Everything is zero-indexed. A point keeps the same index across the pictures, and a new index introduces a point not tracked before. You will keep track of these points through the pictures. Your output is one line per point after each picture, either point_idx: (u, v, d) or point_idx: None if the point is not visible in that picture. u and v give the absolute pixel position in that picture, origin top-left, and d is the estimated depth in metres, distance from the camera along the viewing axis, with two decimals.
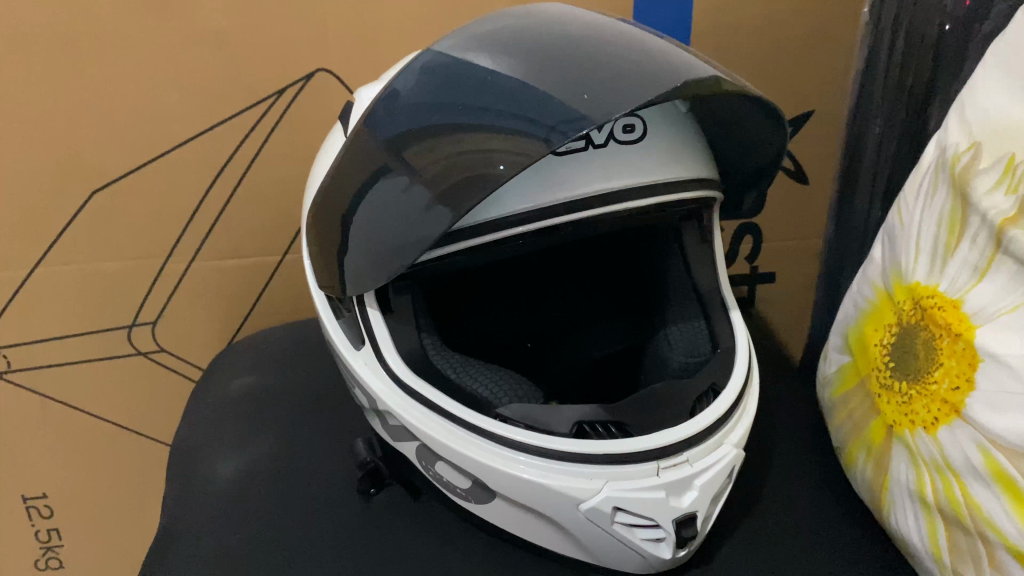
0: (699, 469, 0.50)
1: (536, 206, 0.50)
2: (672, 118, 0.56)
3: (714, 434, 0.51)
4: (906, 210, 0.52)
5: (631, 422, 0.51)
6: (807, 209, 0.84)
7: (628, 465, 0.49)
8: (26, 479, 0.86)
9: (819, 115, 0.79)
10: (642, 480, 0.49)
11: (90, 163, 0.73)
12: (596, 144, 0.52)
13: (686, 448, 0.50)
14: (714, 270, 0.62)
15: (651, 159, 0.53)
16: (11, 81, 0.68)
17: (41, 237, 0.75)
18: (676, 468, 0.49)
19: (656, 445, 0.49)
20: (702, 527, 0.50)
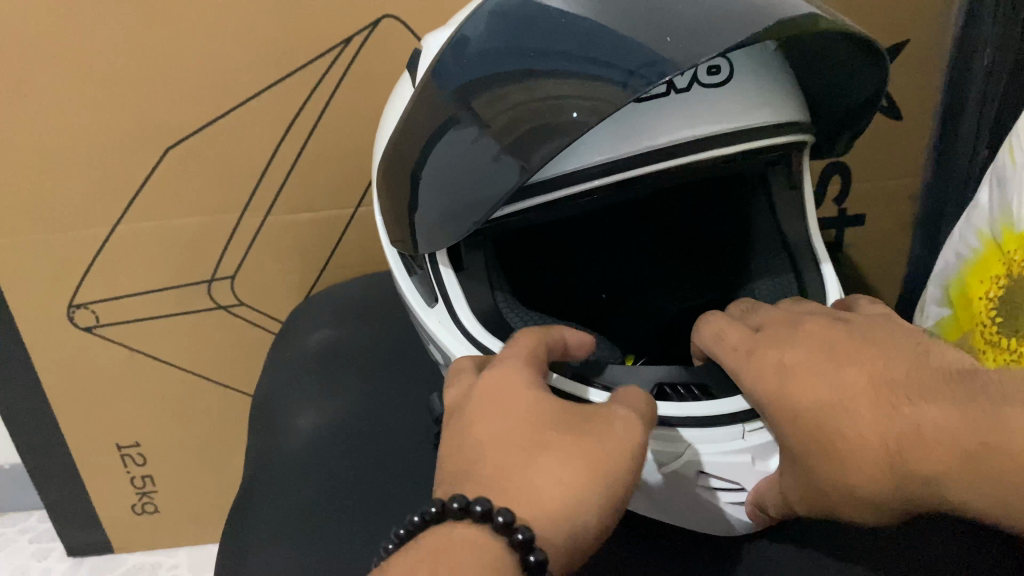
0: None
1: (609, 158, 0.48)
2: (760, 56, 0.52)
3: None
4: (1020, 151, 0.47)
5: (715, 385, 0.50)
6: (903, 146, 0.78)
7: (714, 427, 0.48)
8: (120, 428, 0.89)
9: (916, 45, 0.73)
10: (729, 442, 0.48)
11: (164, 121, 0.73)
12: (676, 88, 0.48)
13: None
14: (804, 219, 0.59)
15: (735, 105, 0.50)
16: (82, 41, 0.68)
17: (121, 197, 0.76)
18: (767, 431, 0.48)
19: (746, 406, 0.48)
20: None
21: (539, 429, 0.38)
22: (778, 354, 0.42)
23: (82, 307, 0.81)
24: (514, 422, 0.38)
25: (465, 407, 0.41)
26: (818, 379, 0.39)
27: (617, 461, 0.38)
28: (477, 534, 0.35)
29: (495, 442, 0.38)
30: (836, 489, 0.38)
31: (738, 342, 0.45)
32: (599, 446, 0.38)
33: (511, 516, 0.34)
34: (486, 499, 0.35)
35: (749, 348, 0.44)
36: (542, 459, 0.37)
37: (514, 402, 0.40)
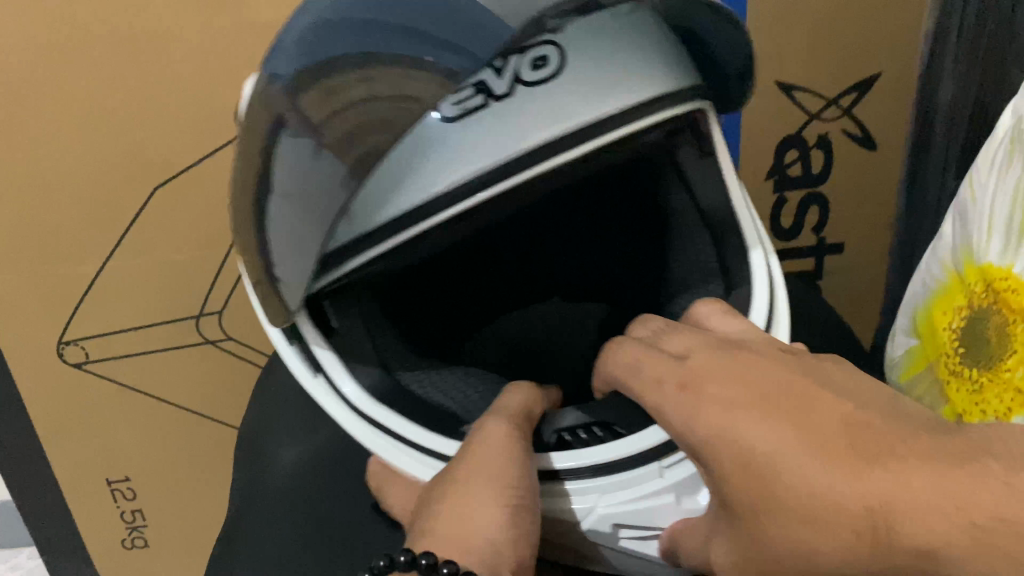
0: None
1: (473, 166, 0.45)
2: (602, 27, 0.47)
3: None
4: (979, 185, 0.49)
5: (618, 422, 0.49)
6: (878, 176, 0.80)
7: (630, 471, 0.47)
8: (110, 461, 0.90)
9: (889, 76, 0.75)
10: (646, 486, 0.47)
11: (154, 158, 0.75)
12: (498, 94, 0.45)
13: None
14: (719, 186, 0.56)
15: (585, 92, 0.46)
16: (74, 83, 0.70)
17: (111, 233, 0.78)
18: (679, 466, 0.47)
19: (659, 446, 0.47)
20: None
21: (443, 500, 0.42)
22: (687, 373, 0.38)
23: (73, 343, 0.82)
24: (428, 514, 0.42)
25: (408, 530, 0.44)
26: (715, 386, 0.36)
27: (503, 472, 0.43)
28: None
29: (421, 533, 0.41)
30: (795, 556, 0.32)
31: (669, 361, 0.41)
32: (481, 469, 0.43)
33: (432, 557, 0.38)
34: (409, 548, 0.39)
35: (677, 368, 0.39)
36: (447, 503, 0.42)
37: (429, 502, 0.44)
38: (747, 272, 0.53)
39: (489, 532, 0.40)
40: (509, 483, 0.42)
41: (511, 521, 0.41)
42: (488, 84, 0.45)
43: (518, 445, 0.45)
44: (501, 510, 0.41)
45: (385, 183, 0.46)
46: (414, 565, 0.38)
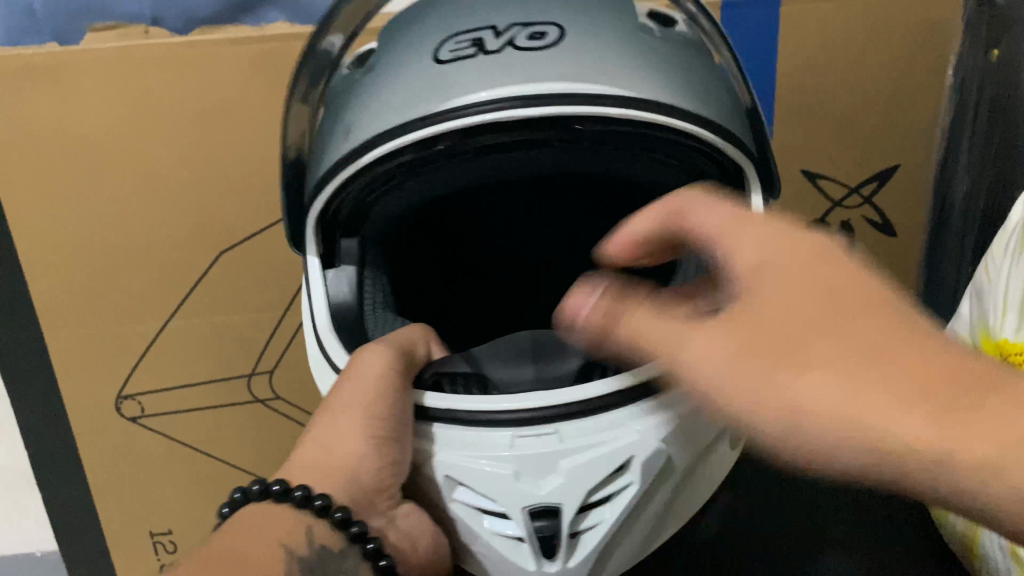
0: (567, 448, 0.49)
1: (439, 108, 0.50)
2: (613, 26, 0.54)
3: (599, 411, 0.50)
4: (995, 269, 0.53)
5: (497, 382, 0.56)
6: (898, 260, 0.85)
7: (486, 433, 0.50)
8: (154, 514, 0.93)
9: (906, 168, 0.81)
10: (495, 452, 0.49)
11: (221, 226, 0.81)
12: (487, 50, 0.52)
13: (559, 419, 0.49)
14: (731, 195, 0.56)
15: (564, 68, 0.50)
16: (155, 156, 0.77)
17: (175, 294, 0.84)
18: (539, 438, 0.49)
19: (514, 413, 0.50)
20: (568, 509, 0.48)
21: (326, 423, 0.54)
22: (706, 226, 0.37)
23: (130, 397, 0.87)
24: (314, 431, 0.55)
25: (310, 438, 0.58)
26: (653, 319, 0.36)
27: (366, 407, 0.52)
28: (291, 513, 0.50)
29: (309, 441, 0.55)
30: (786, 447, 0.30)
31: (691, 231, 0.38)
32: (354, 398, 0.53)
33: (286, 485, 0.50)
34: (282, 480, 0.51)
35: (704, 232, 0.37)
36: (325, 433, 0.54)
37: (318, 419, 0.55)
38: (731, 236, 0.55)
39: (358, 462, 0.53)
40: (373, 419, 0.52)
41: (377, 451, 0.53)
42: (481, 45, 0.52)
43: (394, 374, 0.54)
44: (370, 443, 0.52)
45: (371, 113, 0.53)
46: (288, 495, 0.50)
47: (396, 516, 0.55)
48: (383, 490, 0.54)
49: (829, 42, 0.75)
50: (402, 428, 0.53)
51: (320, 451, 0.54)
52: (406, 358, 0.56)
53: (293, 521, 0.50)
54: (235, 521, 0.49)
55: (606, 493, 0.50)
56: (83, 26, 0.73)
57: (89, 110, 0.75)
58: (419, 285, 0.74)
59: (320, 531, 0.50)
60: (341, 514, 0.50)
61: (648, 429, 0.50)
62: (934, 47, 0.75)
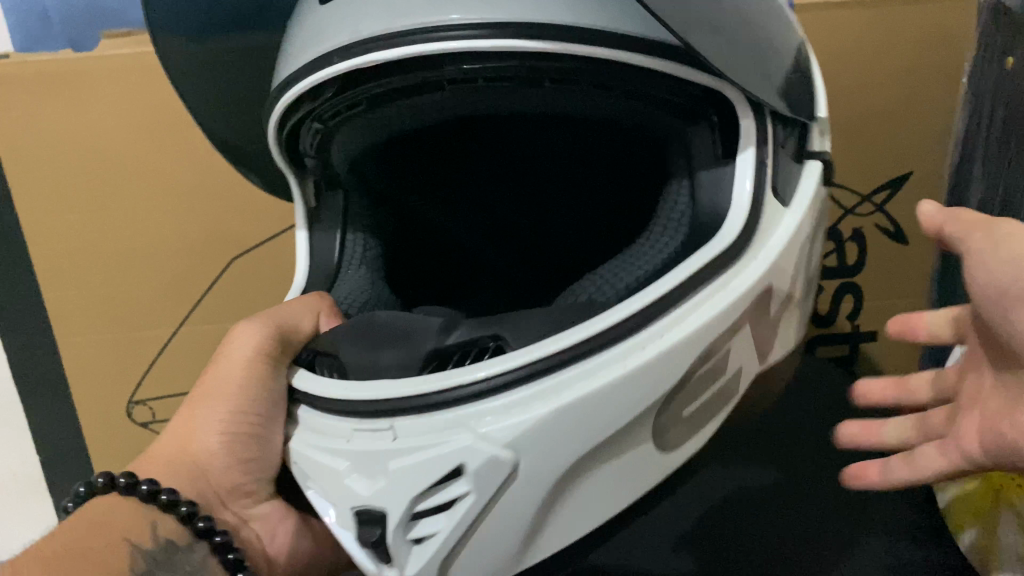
0: (397, 448, 0.43)
1: (350, 39, 0.46)
2: None
3: (434, 409, 0.43)
4: None
5: (347, 361, 0.48)
6: (911, 269, 0.84)
7: (331, 420, 0.46)
8: None
9: (918, 177, 0.80)
10: (334, 441, 0.45)
11: (233, 232, 0.81)
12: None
13: (393, 415, 0.43)
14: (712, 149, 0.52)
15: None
16: (168, 162, 0.78)
17: (186, 299, 0.84)
18: (375, 437, 0.43)
19: (352, 404, 0.45)
20: (393, 517, 0.42)
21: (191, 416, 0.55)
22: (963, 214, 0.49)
23: (141, 403, 0.87)
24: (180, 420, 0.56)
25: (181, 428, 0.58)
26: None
27: (229, 393, 0.53)
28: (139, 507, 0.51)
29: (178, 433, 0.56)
30: None
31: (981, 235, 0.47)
32: (225, 386, 0.54)
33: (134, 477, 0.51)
34: (128, 473, 0.51)
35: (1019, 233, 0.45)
36: (187, 420, 0.55)
37: (187, 406, 0.56)
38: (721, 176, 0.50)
39: (211, 457, 0.54)
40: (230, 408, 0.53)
41: (228, 442, 0.54)
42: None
43: (264, 357, 0.54)
44: (221, 438, 0.54)
45: (299, 43, 0.51)
46: (134, 488, 0.51)
47: (251, 519, 0.57)
48: (236, 493, 0.55)
49: (840, 50, 0.75)
50: (267, 419, 0.52)
51: (177, 441, 0.55)
52: (285, 333, 0.55)
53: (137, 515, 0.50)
54: (83, 511, 0.50)
55: (436, 502, 0.42)
56: (99, 32, 0.75)
57: (102, 117, 0.75)
58: (425, 233, 0.74)
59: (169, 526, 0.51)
60: (188, 508, 0.51)
61: (478, 433, 0.42)
62: (946, 56, 0.75)
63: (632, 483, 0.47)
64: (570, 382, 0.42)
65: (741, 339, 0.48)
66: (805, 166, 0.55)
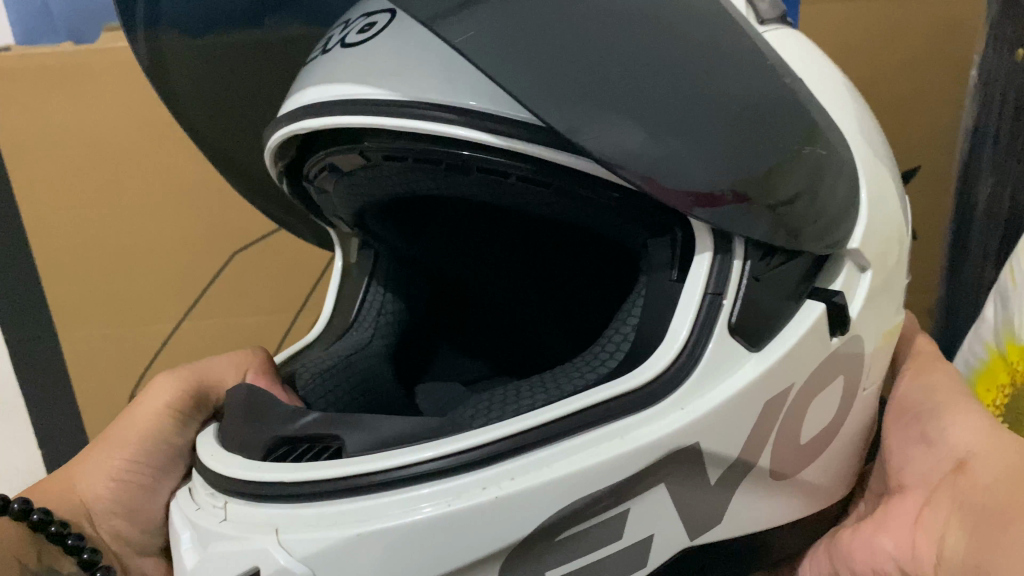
0: (219, 530, 0.37)
1: (319, 98, 0.40)
2: None
3: (270, 498, 0.36)
4: (1018, 274, 0.54)
5: (220, 446, 0.43)
6: (916, 264, 0.83)
7: (200, 484, 0.42)
8: None
9: (925, 171, 0.79)
10: (191, 504, 0.41)
11: (234, 227, 0.81)
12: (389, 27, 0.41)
13: (234, 497, 0.38)
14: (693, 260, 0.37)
15: (413, 59, 0.37)
16: (167, 157, 0.78)
17: (187, 296, 0.83)
18: (211, 515, 0.38)
19: (229, 476, 0.39)
20: None
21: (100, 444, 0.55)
22: (935, 378, 0.53)
23: None
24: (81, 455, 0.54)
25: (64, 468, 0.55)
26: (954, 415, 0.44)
27: (129, 440, 0.53)
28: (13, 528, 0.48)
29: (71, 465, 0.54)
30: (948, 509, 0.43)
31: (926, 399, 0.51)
32: (119, 432, 0.54)
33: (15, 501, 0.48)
34: (45, 509, 0.49)
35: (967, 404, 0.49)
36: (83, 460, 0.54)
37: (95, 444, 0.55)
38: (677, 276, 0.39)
39: (95, 502, 0.52)
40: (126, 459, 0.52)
41: (115, 487, 0.52)
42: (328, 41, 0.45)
43: (166, 413, 0.53)
44: (108, 487, 0.52)
45: (298, 84, 0.44)
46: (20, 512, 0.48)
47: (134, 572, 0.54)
48: (136, 549, 0.54)
49: (845, 43, 0.74)
50: (157, 470, 0.53)
51: (66, 479, 0.53)
52: (203, 389, 0.56)
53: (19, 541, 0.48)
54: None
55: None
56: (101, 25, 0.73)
57: (99, 111, 0.75)
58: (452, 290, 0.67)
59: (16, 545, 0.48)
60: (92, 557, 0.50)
61: (280, 535, 0.35)
62: (953, 42, 0.74)
63: None
64: (431, 497, 0.34)
65: (644, 510, 0.39)
66: (794, 306, 0.40)
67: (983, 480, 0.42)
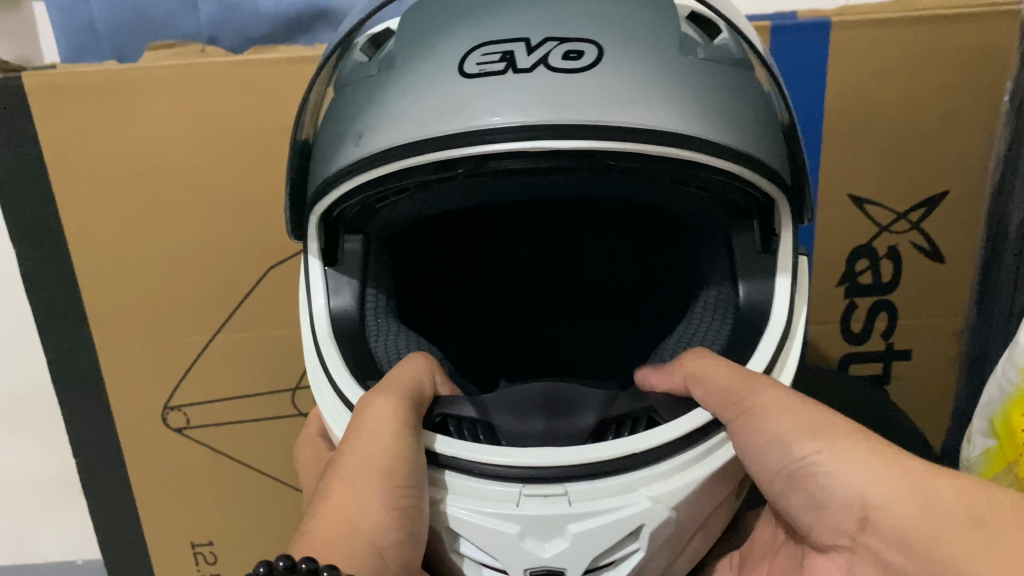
0: (577, 512, 0.48)
1: (507, 123, 0.48)
2: (642, 31, 0.53)
3: (603, 476, 0.50)
4: None
5: (502, 427, 0.53)
6: (946, 289, 0.83)
7: (490, 484, 0.50)
8: (198, 526, 0.93)
9: (954, 195, 0.80)
10: (502, 506, 0.49)
11: (272, 242, 0.83)
12: (518, 67, 0.50)
13: (569, 481, 0.49)
14: (766, 280, 0.60)
15: (560, 87, 0.49)
16: (209, 171, 0.79)
17: (224, 308, 0.85)
18: (553, 500, 0.49)
19: (531, 468, 0.49)
20: (572, 574, 0.48)
21: (355, 477, 0.51)
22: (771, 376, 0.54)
23: (177, 409, 0.88)
24: (337, 495, 0.51)
25: (315, 514, 0.51)
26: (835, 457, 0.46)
27: (390, 470, 0.50)
28: None
29: (333, 512, 0.50)
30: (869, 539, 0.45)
31: (796, 449, 0.48)
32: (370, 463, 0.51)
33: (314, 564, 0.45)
34: (311, 558, 0.45)
35: (816, 449, 0.47)
36: (342, 502, 0.51)
37: (345, 483, 0.51)
38: (772, 271, 0.60)
39: (381, 537, 0.49)
40: (397, 486, 0.50)
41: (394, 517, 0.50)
42: (517, 61, 0.50)
43: (414, 427, 0.52)
44: (390, 515, 0.50)
45: (374, 121, 0.53)
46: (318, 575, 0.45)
47: None
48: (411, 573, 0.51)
49: (880, 66, 0.75)
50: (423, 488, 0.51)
51: (341, 522, 0.50)
52: (417, 401, 0.55)
53: None
54: None
55: (608, 560, 0.49)
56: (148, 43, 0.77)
57: (146, 124, 0.77)
58: (423, 280, 0.79)
59: None
60: None
61: (653, 496, 0.49)
62: (987, 70, 0.75)
63: (707, 538, 0.58)
64: (693, 466, 0.51)
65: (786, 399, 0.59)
66: (773, 259, 0.60)
67: (897, 536, 0.43)
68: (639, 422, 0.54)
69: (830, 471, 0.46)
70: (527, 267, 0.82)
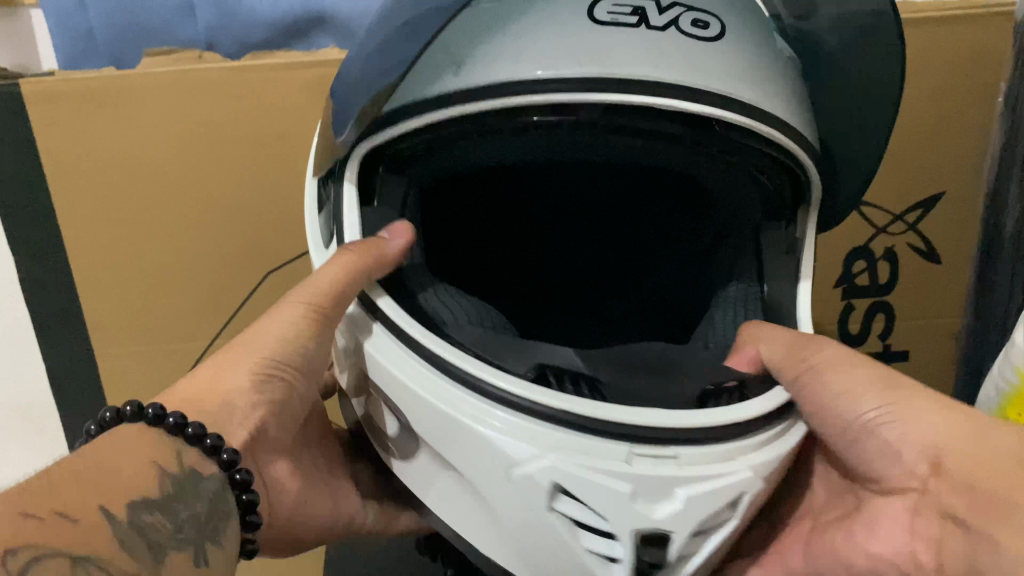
0: (687, 474, 0.46)
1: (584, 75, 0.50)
2: (747, 17, 0.56)
3: (709, 440, 0.47)
4: None
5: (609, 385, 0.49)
6: (943, 289, 0.84)
7: (601, 440, 0.46)
8: None
9: (951, 197, 0.81)
10: (614, 462, 0.46)
11: (270, 248, 0.83)
12: (652, 24, 0.52)
13: (679, 444, 0.47)
14: (790, 283, 0.61)
15: (691, 59, 0.51)
16: (206, 178, 0.79)
17: (221, 314, 0.85)
18: (659, 461, 0.46)
19: (649, 426, 0.46)
20: (679, 536, 0.46)
21: (241, 343, 0.51)
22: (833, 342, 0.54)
23: None
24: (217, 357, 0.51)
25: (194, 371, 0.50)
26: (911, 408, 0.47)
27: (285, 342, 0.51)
28: (162, 438, 0.44)
29: (207, 370, 0.50)
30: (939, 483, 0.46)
31: (863, 404, 0.49)
32: (267, 336, 0.51)
33: (164, 409, 0.44)
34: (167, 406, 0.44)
35: (887, 401, 0.48)
36: (219, 363, 0.49)
37: (232, 348, 0.51)
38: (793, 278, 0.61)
39: (244, 395, 0.48)
40: (280, 358, 0.51)
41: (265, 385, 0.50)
42: (649, 15, 0.52)
43: (323, 318, 0.52)
44: (260, 378, 0.49)
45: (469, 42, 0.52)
46: (163, 420, 0.44)
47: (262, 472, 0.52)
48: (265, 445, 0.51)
49: None
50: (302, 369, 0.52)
51: (209, 376, 0.49)
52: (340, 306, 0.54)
53: (167, 448, 0.43)
54: (99, 440, 0.42)
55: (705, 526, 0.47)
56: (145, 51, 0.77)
57: (142, 132, 0.77)
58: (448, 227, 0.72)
59: (174, 452, 0.43)
60: (228, 455, 0.45)
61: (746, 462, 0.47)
62: (980, 71, 0.76)
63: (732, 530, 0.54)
64: (774, 445, 0.49)
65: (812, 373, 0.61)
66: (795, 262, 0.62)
67: (966, 479, 0.44)
68: (730, 395, 0.51)
69: (896, 420, 0.48)
70: (537, 235, 0.78)
